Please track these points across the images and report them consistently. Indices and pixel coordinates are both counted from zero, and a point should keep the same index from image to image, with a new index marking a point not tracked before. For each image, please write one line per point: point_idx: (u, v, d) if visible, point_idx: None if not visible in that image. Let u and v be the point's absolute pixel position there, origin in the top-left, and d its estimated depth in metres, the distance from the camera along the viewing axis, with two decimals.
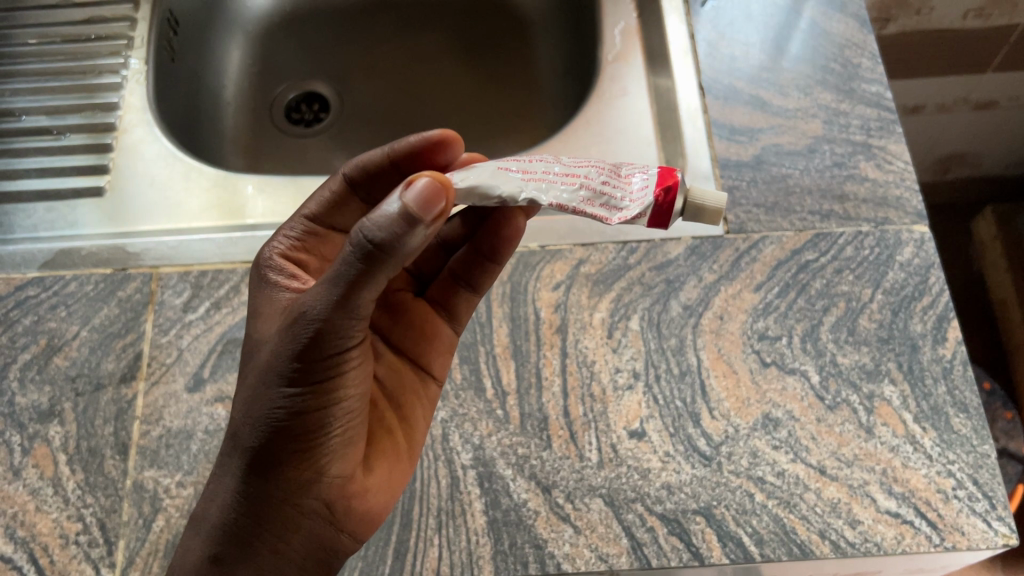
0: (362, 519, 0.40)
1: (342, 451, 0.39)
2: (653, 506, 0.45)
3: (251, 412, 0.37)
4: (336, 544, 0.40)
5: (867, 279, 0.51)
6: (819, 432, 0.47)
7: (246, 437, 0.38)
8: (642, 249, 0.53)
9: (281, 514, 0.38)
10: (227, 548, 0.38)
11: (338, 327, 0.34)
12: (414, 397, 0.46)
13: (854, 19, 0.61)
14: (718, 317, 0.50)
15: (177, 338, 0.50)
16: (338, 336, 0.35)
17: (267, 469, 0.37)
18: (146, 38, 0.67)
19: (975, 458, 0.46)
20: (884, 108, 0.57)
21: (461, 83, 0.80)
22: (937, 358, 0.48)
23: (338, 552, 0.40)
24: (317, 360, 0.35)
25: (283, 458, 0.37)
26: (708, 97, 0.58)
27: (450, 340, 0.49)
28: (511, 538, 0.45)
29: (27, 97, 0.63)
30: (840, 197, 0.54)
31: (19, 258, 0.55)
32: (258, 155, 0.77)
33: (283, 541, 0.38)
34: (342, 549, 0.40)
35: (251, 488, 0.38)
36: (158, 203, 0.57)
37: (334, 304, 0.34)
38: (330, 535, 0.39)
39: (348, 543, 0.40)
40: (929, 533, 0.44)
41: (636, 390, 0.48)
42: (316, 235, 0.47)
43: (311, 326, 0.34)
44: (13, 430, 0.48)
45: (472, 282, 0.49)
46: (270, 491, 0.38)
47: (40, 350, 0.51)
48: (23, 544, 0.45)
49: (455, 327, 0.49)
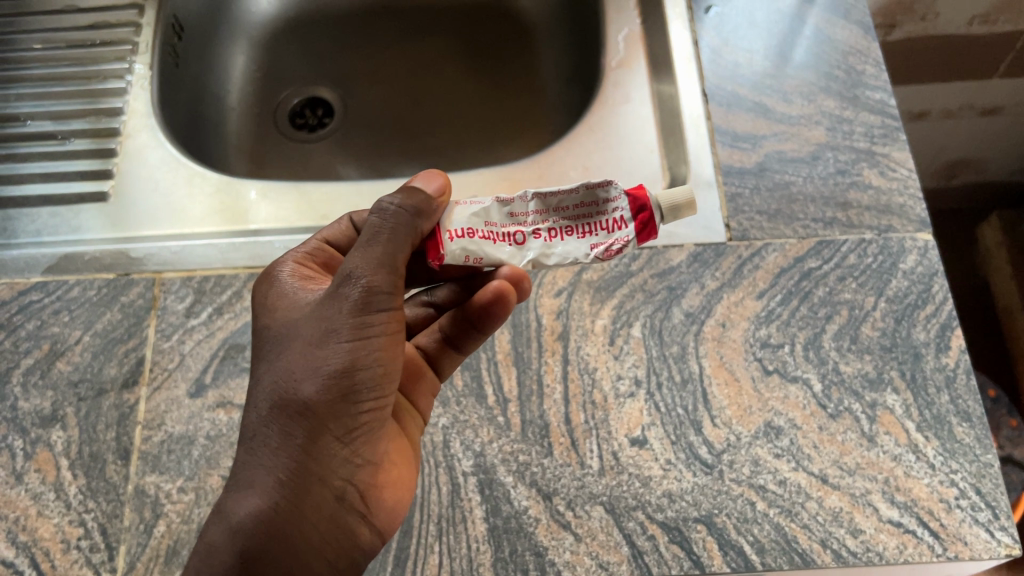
0: (382, 515, 0.41)
1: (372, 435, 0.40)
2: (653, 514, 0.45)
3: (289, 381, 0.37)
4: (358, 539, 0.39)
5: (870, 287, 0.51)
6: (821, 440, 0.46)
7: (284, 409, 0.37)
8: (644, 256, 0.53)
9: (315, 491, 0.37)
10: (257, 533, 0.36)
11: (376, 287, 0.37)
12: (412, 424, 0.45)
13: (858, 26, 0.61)
14: (720, 325, 0.50)
15: (179, 344, 0.51)
16: (376, 297, 0.37)
17: (309, 441, 0.37)
18: (151, 43, 0.67)
19: (978, 468, 0.46)
20: (888, 115, 0.57)
21: (466, 89, 0.80)
22: (940, 367, 0.48)
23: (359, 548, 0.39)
24: (358, 319, 0.37)
25: (322, 429, 0.37)
26: (711, 104, 0.58)
27: (430, 387, 0.47)
28: (511, 545, 0.45)
29: (32, 102, 0.63)
30: (843, 204, 0.54)
31: (23, 263, 0.55)
32: (261, 160, 0.77)
33: (314, 526, 0.37)
34: (363, 548, 0.40)
35: (288, 460, 0.37)
36: (161, 208, 0.57)
37: (374, 263, 0.37)
38: (354, 529, 0.39)
39: (368, 542, 0.40)
40: (931, 543, 0.44)
41: (638, 398, 0.48)
42: (326, 255, 0.46)
43: (359, 285, 0.37)
44: (15, 434, 0.48)
45: (457, 341, 0.47)
46: (309, 463, 0.37)
47: (43, 355, 0.51)
48: (24, 548, 0.45)
49: (435, 375, 0.48)
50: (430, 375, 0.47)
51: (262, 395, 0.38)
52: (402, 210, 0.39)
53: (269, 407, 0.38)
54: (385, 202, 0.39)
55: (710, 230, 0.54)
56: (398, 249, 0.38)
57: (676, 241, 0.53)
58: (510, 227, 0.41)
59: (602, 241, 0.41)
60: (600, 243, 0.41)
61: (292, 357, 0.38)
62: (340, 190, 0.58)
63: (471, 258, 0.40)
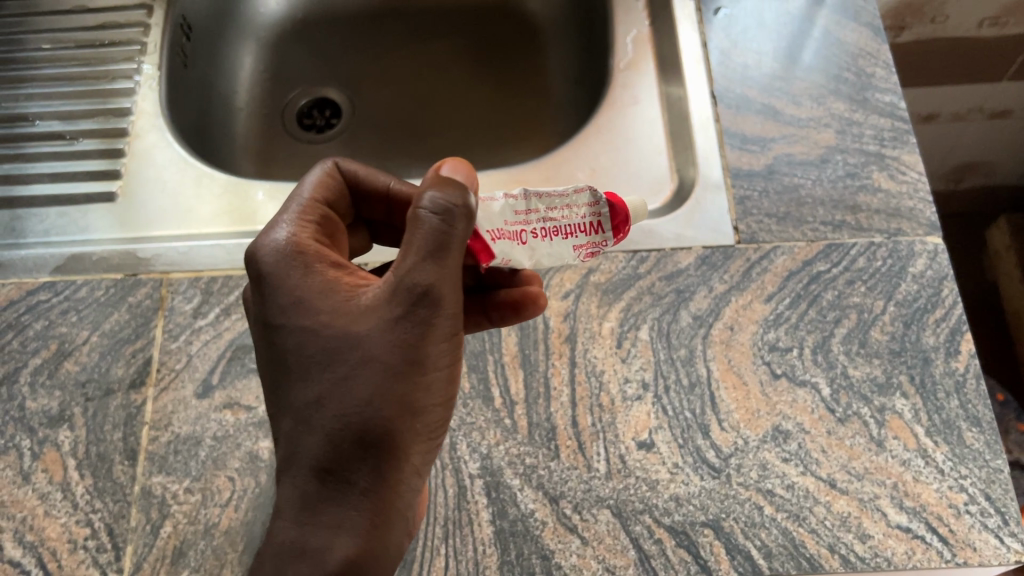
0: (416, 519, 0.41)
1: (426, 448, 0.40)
2: (661, 517, 0.45)
3: (361, 413, 0.36)
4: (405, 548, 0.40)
5: (879, 291, 0.51)
6: (829, 445, 0.46)
7: (362, 436, 0.36)
8: (652, 259, 0.53)
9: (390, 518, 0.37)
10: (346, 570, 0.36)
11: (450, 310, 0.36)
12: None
13: (869, 28, 0.61)
14: (728, 328, 0.50)
15: (187, 344, 0.51)
16: (447, 317, 0.36)
17: (386, 471, 0.36)
18: (159, 43, 0.67)
19: (988, 473, 0.45)
20: (898, 118, 0.57)
21: (474, 90, 0.80)
22: (950, 371, 0.48)
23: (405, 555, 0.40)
24: (432, 343, 0.36)
25: (398, 456, 0.37)
26: (720, 107, 0.58)
27: None
28: (517, 548, 0.44)
29: (41, 102, 0.63)
30: (852, 207, 0.54)
31: (31, 263, 0.55)
32: (270, 161, 0.77)
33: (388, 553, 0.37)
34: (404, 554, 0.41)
35: (368, 491, 0.36)
36: (169, 209, 0.58)
37: (449, 281, 0.35)
38: (405, 541, 0.40)
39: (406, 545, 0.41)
40: (940, 548, 0.44)
41: (645, 401, 0.48)
42: (328, 221, 0.43)
43: (435, 308, 0.35)
44: (23, 434, 0.48)
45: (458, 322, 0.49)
46: (387, 491, 0.37)
47: (51, 355, 0.51)
48: (31, 548, 0.45)
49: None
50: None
51: (330, 425, 0.36)
52: (464, 211, 0.35)
53: (343, 436, 0.36)
54: (444, 201, 0.35)
55: (718, 233, 0.53)
56: (461, 260, 0.36)
57: (684, 244, 0.53)
58: (513, 225, 0.39)
59: (588, 243, 0.40)
60: (585, 246, 0.40)
61: (363, 382, 0.36)
62: None
63: (508, 262, 0.39)
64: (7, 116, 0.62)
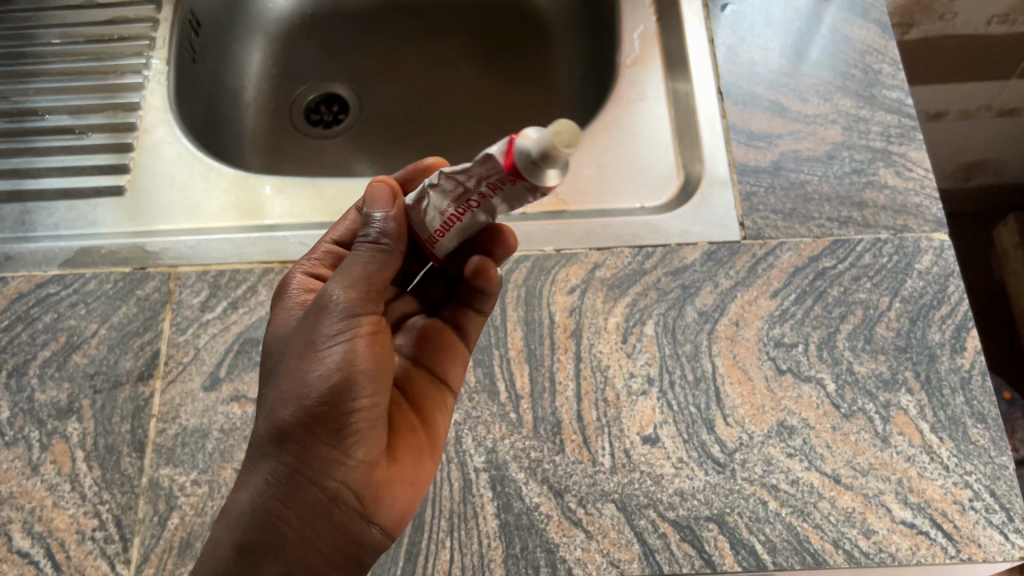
0: (389, 513, 0.41)
1: (372, 437, 0.40)
2: (665, 512, 0.45)
3: (266, 397, 0.40)
4: (364, 536, 0.40)
5: (885, 287, 0.51)
6: (834, 440, 0.46)
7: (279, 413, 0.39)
8: (657, 254, 0.53)
9: (303, 494, 0.38)
10: (252, 531, 0.38)
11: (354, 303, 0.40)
12: (434, 404, 0.46)
13: (876, 24, 0.61)
14: (733, 324, 0.50)
15: (195, 338, 0.51)
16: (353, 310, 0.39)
17: (296, 448, 0.38)
18: (168, 39, 0.67)
19: (993, 469, 0.45)
20: (905, 114, 0.57)
21: (481, 86, 0.80)
22: (955, 368, 0.48)
23: (365, 545, 0.40)
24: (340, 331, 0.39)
25: (307, 434, 0.38)
26: (727, 103, 0.58)
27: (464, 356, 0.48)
28: (522, 542, 0.45)
29: (51, 96, 0.64)
30: (858, 203, 0.54)
31: (40, 256, 0.55)
32: (277, 156, 0.77)
33: (298, 528, 0.38)
34: (366, 544, 0.40)
35: (277, 463, 0.39)
36: (177, 203, 0.58)
37: (353, 281, 0.40)
38: (353, 526, 0.39)
39: (374, 539, 0.41)
40: (945, 544, 0.44)
41: (650, 396, 0.48)
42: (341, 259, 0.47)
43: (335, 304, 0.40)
44: (31, 426, 0.49)
45: (469, 299, 0.48)
46: (297, 466, 0.38)
47: (59, 347, 0.51)
48: (40, 539, 0.46)
49: (467, 344, 0.48)
50: (463, 345, 0.48)
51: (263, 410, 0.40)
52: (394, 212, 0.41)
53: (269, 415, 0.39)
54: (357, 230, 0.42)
55: (724, 229, 0.53)
56: (374, 267, 0.40)
57: (690, 240, 0.53)
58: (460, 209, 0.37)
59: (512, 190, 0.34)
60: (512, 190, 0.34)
61: (287, 370, 0.39)
62: (356, 186, 0.58)
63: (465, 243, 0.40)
64: (17, 110, 0.63)
